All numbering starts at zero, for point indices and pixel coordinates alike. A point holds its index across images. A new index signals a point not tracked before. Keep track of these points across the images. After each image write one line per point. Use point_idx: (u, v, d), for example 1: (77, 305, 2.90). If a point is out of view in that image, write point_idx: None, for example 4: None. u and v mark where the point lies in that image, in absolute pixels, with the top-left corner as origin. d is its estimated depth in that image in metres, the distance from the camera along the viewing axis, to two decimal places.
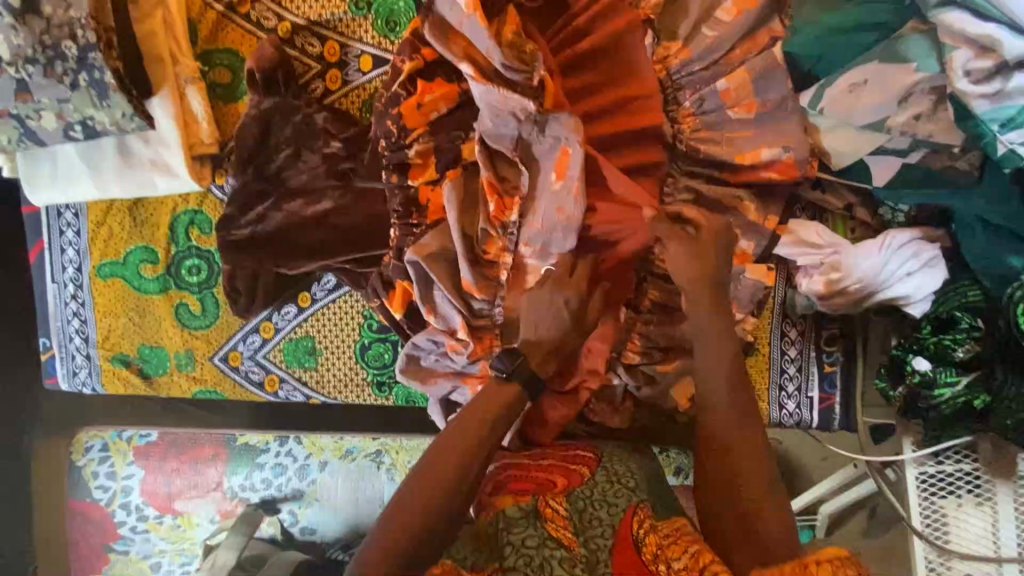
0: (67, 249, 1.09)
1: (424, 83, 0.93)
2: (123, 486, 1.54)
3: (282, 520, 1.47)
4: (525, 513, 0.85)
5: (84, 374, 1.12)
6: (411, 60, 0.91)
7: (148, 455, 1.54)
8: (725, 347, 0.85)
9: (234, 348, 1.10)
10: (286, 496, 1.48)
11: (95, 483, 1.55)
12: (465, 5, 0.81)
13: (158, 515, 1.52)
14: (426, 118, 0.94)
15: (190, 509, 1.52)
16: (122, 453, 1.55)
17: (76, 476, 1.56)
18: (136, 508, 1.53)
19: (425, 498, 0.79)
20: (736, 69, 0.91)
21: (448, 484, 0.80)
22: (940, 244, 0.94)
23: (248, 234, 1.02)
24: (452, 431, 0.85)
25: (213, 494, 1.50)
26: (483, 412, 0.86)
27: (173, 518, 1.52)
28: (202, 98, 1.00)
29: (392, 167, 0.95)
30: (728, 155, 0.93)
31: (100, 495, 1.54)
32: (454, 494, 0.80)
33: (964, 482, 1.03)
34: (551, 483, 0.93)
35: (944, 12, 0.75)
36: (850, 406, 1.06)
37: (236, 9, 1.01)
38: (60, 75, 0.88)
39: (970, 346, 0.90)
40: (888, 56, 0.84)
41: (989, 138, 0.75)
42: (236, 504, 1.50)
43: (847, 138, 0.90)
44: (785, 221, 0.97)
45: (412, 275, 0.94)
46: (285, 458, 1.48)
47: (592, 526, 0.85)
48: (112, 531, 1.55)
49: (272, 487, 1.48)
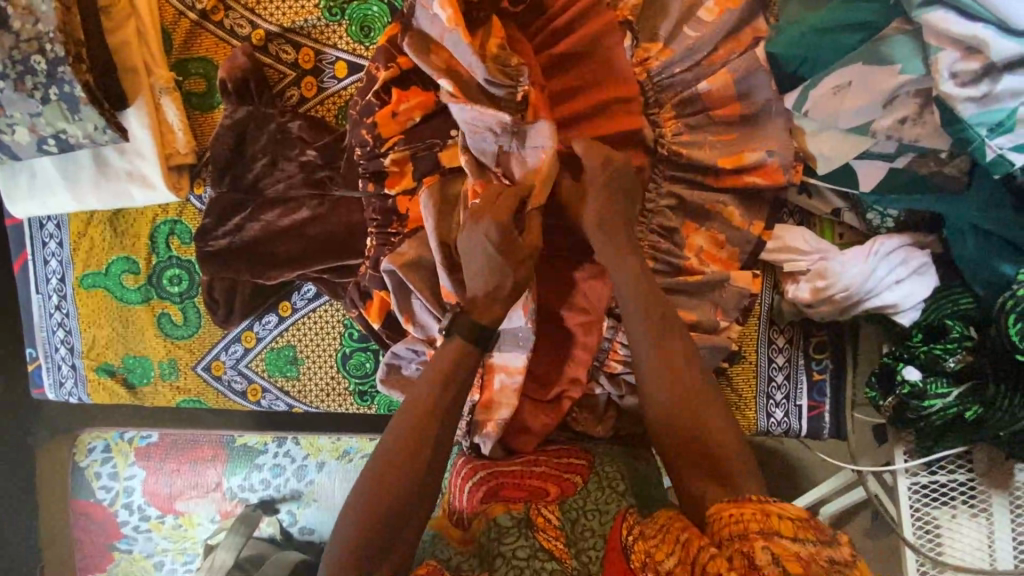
0: (50, 260, 1.10)
1: (398, 91, 0.90)
2: (125, 486, 1.46)
3: (281, 519, 1.42)
4: (517, 522, 0.86)
5: (70, 384, 1.13)
6: (387, 68, 0.90)
7: (149, 455, 1.46)
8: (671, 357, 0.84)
9: (216, 357, 1.10)
10: (285, 497, 1.43)
11: (99, 483, 1.47)
12: (447, 19, 0.80)
13: (160, 515, 1.44)
14: (401, 126, 0.91)
15: (192, 509, 1.44)
16: (125, 454, 1.47)
17: (80, 477, 1.47)
18: (139, 508, 1.45)
19: (382, 498, 0.78)
20: (718, 71, 0.89)
21: (404, 482, 0.79)
22: (930, 250, 0.91)
23: (226, 244, 1.01)
24: (400, 425, 0.82)
25: (212, 495, 1.43)
26: (440, 382, 0.83)
27: (175, 519, 1.44)
28: (177, 108, 0.99)
29: (369, 176, 0.94)
30: (711, 160, 0.90)
31: (103, 496, 1.46)
32: (413, 490, 0.80)
33: (959, 492, 1.00)
34: (544, 492, 0.93)
35: (928, 12, 0.72)
36: (842, 417, 1.03)
37: (209, 17, 1.00)
38: (30, 89, 0.89)
39: (962, 356, 0.86)
40: (874, 57, 0.82)
41: (977, 143, 0.72)
42: (236, 505, 1.43)
43: (832, 142, 0.88)
44: (772, 227, 0.94)
45: (389, 284, 0.92)
46: (284, 458, 1.43)
47: (584, 538, 0.86)
48: (115, 530, 1.47)
49: (272, 487, 1.42)
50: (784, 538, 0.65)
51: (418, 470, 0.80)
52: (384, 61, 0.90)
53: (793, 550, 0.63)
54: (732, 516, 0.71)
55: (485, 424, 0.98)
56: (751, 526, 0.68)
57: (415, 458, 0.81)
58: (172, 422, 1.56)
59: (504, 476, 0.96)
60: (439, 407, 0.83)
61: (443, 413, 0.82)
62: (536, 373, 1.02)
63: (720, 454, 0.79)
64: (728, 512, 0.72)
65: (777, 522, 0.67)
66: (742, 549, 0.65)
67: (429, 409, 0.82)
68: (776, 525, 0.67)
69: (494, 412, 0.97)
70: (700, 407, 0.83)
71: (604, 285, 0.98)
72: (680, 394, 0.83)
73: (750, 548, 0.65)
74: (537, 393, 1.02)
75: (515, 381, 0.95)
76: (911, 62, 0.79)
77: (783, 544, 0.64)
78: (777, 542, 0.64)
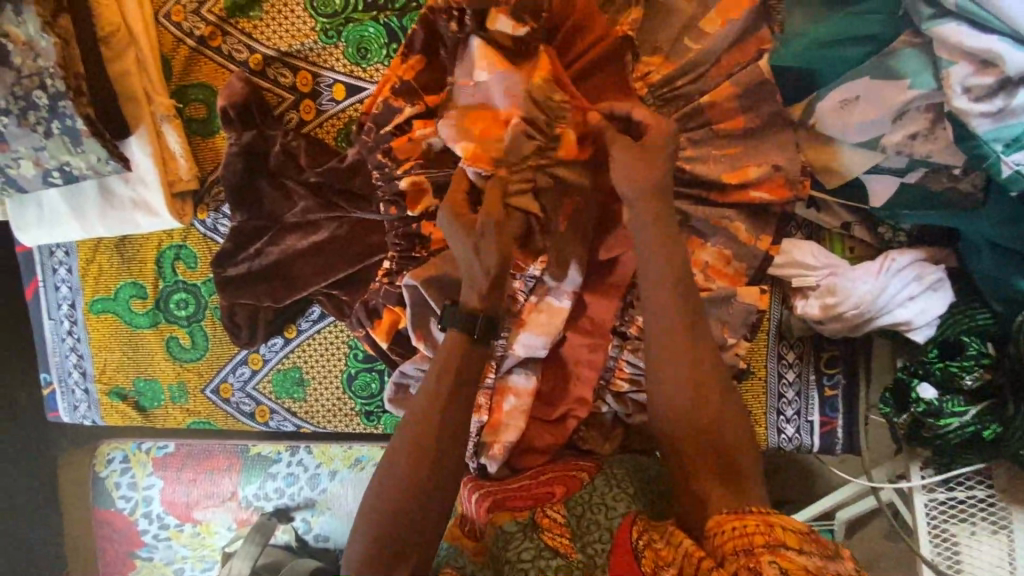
0: (60, 287, 1.11)
1: (419, 121, 0.92)
2: (144, 496, 1.48)
3: (297, 527, 1.44)
4: (523, 526, 0.87)
5: (84, 408, 1.15)
6: (414, 105, 0.91)
7: (166, 466, 1.48)
8: (675, 330, 0.82)
9: (224, 380, 1.10)
10: (299, 505, 1.44)
11: (118, 493, 1.49)
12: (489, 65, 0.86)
13: (178, 524, 1.46)
14: (415, 151, 0.93)
15: (210, 518, 1.46)
16: (143, 464, 1.50)
17: (100, 486, 1.49)
18: (158, 517, 1.47)
19: (390, 502, 0.78)
20: (720, 85, 0.87)
21: (411, 485, 0.78)
22: (944, 264, 0.88)
23: (246, 269, 1.02)
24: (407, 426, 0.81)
25: (228, 504, 1.45)
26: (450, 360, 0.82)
27: (193, 527, 1.46)
28: (178, 135, 1.00)
29: (391, 199, 0.95)
30: (716, 176, 0.88)
31: (123, 506, 1.48)
32: (420, 495, 0.78)
33: (977, 508, 0.97)
34: (550, 495, 0.92)
35: (937, 25, 0.69)
36: (854, 431, 1.01)
37: (207, 42, 1.00)
38: (34, 124, 0.90)
39: (979, 373, 0.83)
40: (883, 70, 0.79)
41: (992, 159, 0.69)
42: (252, 513, 1.45)
43: (841, 156, 0.85)
44: (779, 242, 0.91)
45: (408, 300, 0.92)
46: (297, 467, 1.44)
47: (590, 532, 0.87)
48: (135, 538, 1.49)
49: (285, 496, 1.43)
50: (790, 550, 0.68)
51: (425, 471, 0.79)
52: (412, 98, 0.91)
53: (798, 561, 0.67)
54: (735, 529, 0.73)
55: (492, 446, 0.98)
56: (756, 539, 0.70)
57: (422, 460, 0.79)
58: (187, 432, 1.58)
59: (510, 490, 0.94)
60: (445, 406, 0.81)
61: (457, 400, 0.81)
62: (542, 393, 1.02)
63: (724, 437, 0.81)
64: (729, 524, 0.74)
65: (782, 534, 0.70)
66: (747, 563, 0.68)
67: (438, 412, 0.81)
68: (781, 536, 0.70)
69: (502, 434, 0.98)
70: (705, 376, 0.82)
71: (609, 303, 0.99)
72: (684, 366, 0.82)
73: (756, 562, 0.68)
74: (544, 413, 1.02)
75: (525, 404, 0.98)
76: (920, 76, 0.77)
77: (788, 556, 0.68)
78: (782, 554, 0.68)
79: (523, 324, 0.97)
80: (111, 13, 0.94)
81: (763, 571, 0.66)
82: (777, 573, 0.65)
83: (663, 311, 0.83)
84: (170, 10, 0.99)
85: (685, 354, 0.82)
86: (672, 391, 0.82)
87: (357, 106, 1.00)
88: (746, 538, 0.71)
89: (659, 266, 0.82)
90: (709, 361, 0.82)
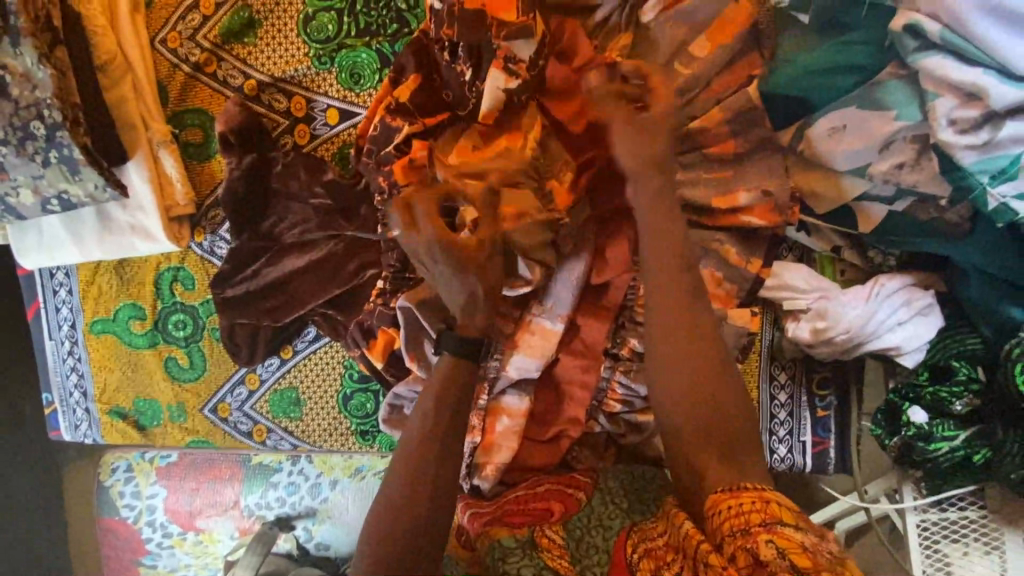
0: (61, 308, 1.13)
1: (418, 143, 0.91)
2: (147, 505, 1.50)
3: (298, 535, 1.45)
4: (522, 543, 0.86)
5: (85, 426, 1.17)
6: (412, 124, 0.91)
7: (170, 474, 1.50)
8: (683, 338, 0.80)
9: (222, 400, 1.12)
10: (300, 514, 1.45)
11: (122, 502, 1.51)
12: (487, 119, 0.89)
13: (181, 532, 1.48)
14: (416, 174, 0.91)
15: (212, 527, 1.48)
16: (146, 473, 1.51)
17: (103, 495, 1.51)
18: (162, 526, 1.49)
19: (387, 535, 0.75)
20: (711, 110, 0.87)
21: (409, 516, 0.76)
22: (934, 290, 0.89)
23: (244, 290, 1.03)
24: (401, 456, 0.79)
25: (230, 513, 1.46)
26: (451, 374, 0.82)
27: (196, 535, 1.48)
28: (175, 160, 1.01)
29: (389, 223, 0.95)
30: (706, 200, 0.87)
31: (126, 514, 1.49)
32: (418, 527, 0.76)
33: (970, 529, 0.97)
34: (548, 512, 0.93)
35: (923, 58, 0.68)
36: (846, 449, 1.01)
37: (202, 68, 1.01)
38: (32, 154, 0.91)
39: (969, 399, 0.85)
40: (870, 100, 0.80)
41: (979, 191, 0.69)
42: (254, 522, 1.46)
43: (830, 183, 0.85)
44: (770, 264, 0.90)
45: (402, 321, 0.93)
46: (297, 477, 1.45)
47: (588, 556, 0.84)
48: (139, 547, 1.51)
49: (286, 505, 1.44)
50: (786, 526, 0.69)
51: (422, 503, 0.77)
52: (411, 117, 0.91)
53: (794, 538, 0.68)
54: (731, 508, 0.72)
55: (485, 466, 0.99)
56: (752, 518, 0.70)
57: (420, 491, 0.77)
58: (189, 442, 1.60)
59: (510, 504, 0.95)
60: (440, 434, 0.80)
61: (457, 411, 0.81)
62: (535, 413, 1.03)
63: (740, 441, 0.78)
64: (726, 503, 0.73)
65: (777, 510, 0.71)
66: (745, 544, 0.69)
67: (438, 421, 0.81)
68: (777, 512, 0.70)
69: (495, 455, 0.99)
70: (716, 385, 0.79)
71: (601, 324, 1.00)
72: (694, 375, 0.78)
73: (754, 542, 0.68)
74: (537, 433, 1.02)
75: (516, 425, 0.99)
76: (906, 108, 0.77)
77: (786, 535, 0.68)
78: (779, 532, 0.68)
79: (516, 346, 0.99)
80: (108, 42, 0.95)
81: (760, 551, 0.67)
82: (775, 554, 0.66)
83: (670, 316, 0.80)
84: (166, 37, 1.00)
85: (688, 362, 0.79)
86: (676, 403, 0.79)
87: (351, 131, 1.01)
88: (743, 519, 0.71)
89: (659, 291, 0.82)
90: (716, 371, 0.79)
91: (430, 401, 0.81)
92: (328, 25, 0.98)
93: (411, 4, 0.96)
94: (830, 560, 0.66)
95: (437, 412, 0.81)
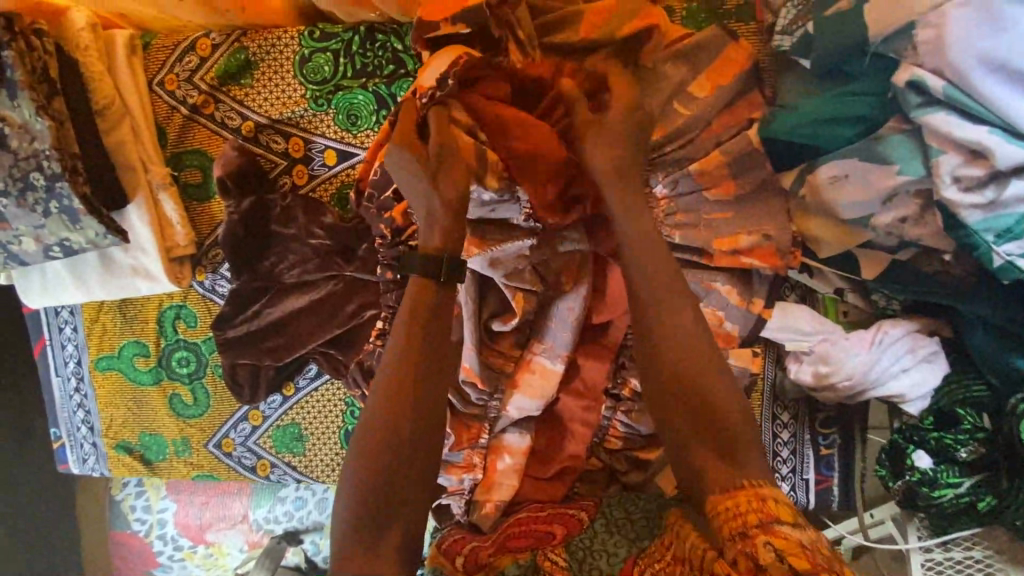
0: (67, 345, 1.14)
1: None
2: (158, 518, 1.49)
3: (306, 549, 1.44)
4: (525, 570, 0.86)
5: (92, 461, 1.18)
6: None
7: (180, 488, 1.48)
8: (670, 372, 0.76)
9: (226, 435, 1.13)
10: (308, 527, 1.44)
11: (134, 516, 1.50)
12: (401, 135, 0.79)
13: (192, 545, 1.47)
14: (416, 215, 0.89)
15: (221, 540, 1.47)
16: (156, 486, 1.49)
17: (115, 509, 1.51)
18: (172, 539, 1.48)
19: (374, 474, 0.75)
20: (710, 151, 0.84)
21: (387, 454, 0.76)
22: (938, 335, 0.87)
23: (246, 329, 1.03)
24: (377, 392, 0.78)
25: (240, 526, 1.44)
26: (419, 311, 0.78)
27: (206, 548, 1.47)
28: (175, 203, 1.01)
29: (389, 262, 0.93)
30: (706, 241, 0.86)
31: (138, 528, 1.49)
32: (404, 465, 0.76)
33: (974, 569, 0.94)
34: (550, 535, 0.92)
35: (927, 114, 0.67)
36: (850, 489, 1.00)
37: (200, 110, 1.01)
38: (32, 205, 0.92)
39: (973, 447, 0.83)
40: (872, 154, 0.76)
41: (983, 249, 0.67)
42: (263, 536, 1.44)
43: (833, 230, 0.83)
44: (772, 305, 0.89)
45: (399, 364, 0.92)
46: (305, 491, 1.42)
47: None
48: (151, 559, 1.52)
49: (294, 519, 1.42)
50: (782, 526, 0.66)
51: (407, 444, 0.76)
52: None
53: (792, 538, 0.65)
54: (728, 511, 0.69)
55: (485, 504, 0.99)
56: (750, 519, 0.68)
57: (403, 419, 0.77)
58: None
59: (510, 528, 0.95)
60: (420, 360, 0.78)
61: (427, 351, 0.78)
62: (538, 449, 1.03)
63: (742, 446, 0.73)
64: (724, 505, 0.70)
65: (773, 508, 0.68)
66: (744, 549, 0.66)
67: (412, 357, 0.78)
68: (772, 510, 0.68)
69: (494, 493, 0.99)
70: (682, 330, 0.76)
71: (603, 363, 0.99)
72: (672, 322, 0.76)
73: (752, 547, 0.65)
74: (539, 470, 1.02)
75: (517, 463, 0.99)
76: (908, 163, 0.74)
77: (782, 534, 0.66)
78: (776, 532, 0.66)
79: (516, 386, 0.98)
80: (105, 87, 0.96)
81: (759, 555, 0.64)
82: (774, 557, 0.63)
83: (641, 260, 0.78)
84: (164, 79, 1.00)
85: (668, 317, 0.76)
86: (678, 404, 0.75)
87: (349, 171, 1.01)
88: (741, 522, 0.68)
89: (643, 273, 0.78)
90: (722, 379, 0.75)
91: (399, 339, 0.78)
92: (324, 66, 0.97)
93: (406, 45, 0.95)
94: (829, 563, 0.64)
95: (415, 340, 0.78)
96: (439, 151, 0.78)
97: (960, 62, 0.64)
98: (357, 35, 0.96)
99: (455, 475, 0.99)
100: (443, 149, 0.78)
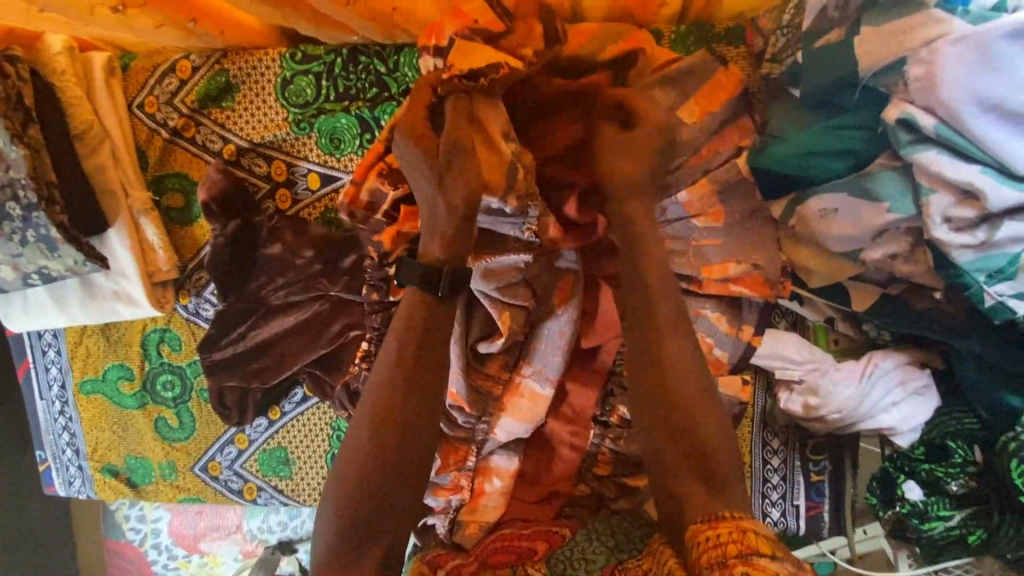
0: (51, 367, 1.14)
1: (406, 208, 0.85)
2: (152, 528, 1.45)
3: (301, 559, 1.37)
4: None
5: (79, 483, 1.18)
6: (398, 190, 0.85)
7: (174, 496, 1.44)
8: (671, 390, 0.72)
9: (213, 458, 1.12)
10: (303, 537, 1.38)
11: (128, 525, 1.47)
12: (411, 125, 0.73)
13: (186, 555, 1.44)
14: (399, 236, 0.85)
15: (215, 549, 1.43)
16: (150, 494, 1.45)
17: (109, 519, 1.48)
18: (167, 548, 1.45)
19: (360, 493, 0.74)
20: (698, 180, 0.82)
21: (376, 471, 0.74)
22: (930, 367, 0.86)
23: (230, 355, 1.01)
24: (367, 406, 0.76)
25: (234, 536, 1.40)
26: (412, 323, 0.76)
27: (200, 557, 1.43)
28: (156, 227, 1.00)
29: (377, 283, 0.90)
30: (693, 270, 0.83)
31: (132, 537, 1.46)
32: (394, 482, 0.75)
33: None
34: (533, 552, 0.97)
35: (919, 152, 0.68)
36: (840, 514, 0.99)
37: (181, 133, 0.99)
38: (9, 234, 0.92)
39: (964, 480, 0.83)
40: (862, 190, 0.75)
41: (975, 288, 0.69)
42: (258, 545, 1.40)
43: (823, 262, 0.81)
44: (762, 332, 0.87)
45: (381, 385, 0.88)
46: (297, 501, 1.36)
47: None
48: (146, 567, 1.49)
49: (288, 529, 1.37)
50: (762, 557, 0.61)
51: (395, 461, 0.75)
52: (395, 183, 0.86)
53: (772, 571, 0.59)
54: (710, 540, 0.65)
55: (469, 524, 0.98)
56: (730, 549, 0.62)
57: (392, 436, 0.75)
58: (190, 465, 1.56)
59: (495, 542, 0.97)
60: (411, 375, 0.76)
61: (419, 365, 0.76)
62: (526, 472, 1.02)
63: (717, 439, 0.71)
64: (704, 535, 0.66)
65: (755, 542, 0.63)
66: None
67: (404, 372, 0.76)
68: (754, 543, 0.63)
69: (480, 515, 0.98)
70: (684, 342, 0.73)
71: (592, 388, 0.98)
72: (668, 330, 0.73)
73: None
74: (528, 494, 1.01)
75: (502, 487, 0.98)
76: (900, 200, 0.72)
77: (761, 565, 0.60)
78: (754, 563, 0.60)
79: (503, 408, 0.94)
80: (84, 112, 0.94)
81: None
82: None
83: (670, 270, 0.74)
84: (144, 101, 0.98)
85: (673, 321, 0.74)
86: (674, 383, 0.72)
87: (333, 195, 0.99)
88: (722, 549, 0.63)
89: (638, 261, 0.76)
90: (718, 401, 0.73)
91: (392, 353, 0.76)
92: (306, 89, 0.95)
93: (390, 67, 0.92)
94: None
95: (406, 356, 0.76)
96: (452, 146, 0.71)
97: (953, 100, 0.64)
98: (340, 57, 0.94)
99: (442, 497, 0.97)
100: (457, 140, 0.72)
